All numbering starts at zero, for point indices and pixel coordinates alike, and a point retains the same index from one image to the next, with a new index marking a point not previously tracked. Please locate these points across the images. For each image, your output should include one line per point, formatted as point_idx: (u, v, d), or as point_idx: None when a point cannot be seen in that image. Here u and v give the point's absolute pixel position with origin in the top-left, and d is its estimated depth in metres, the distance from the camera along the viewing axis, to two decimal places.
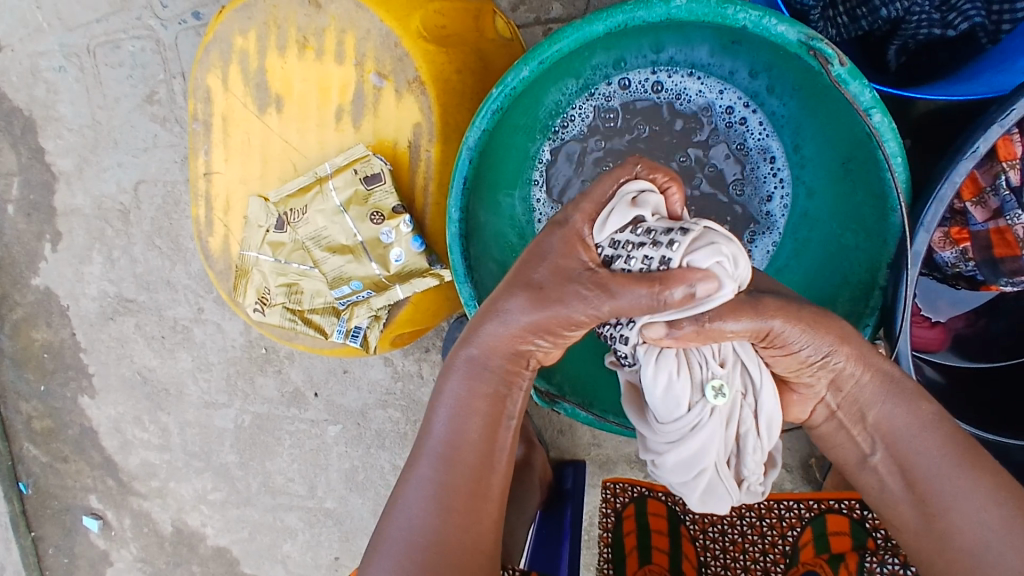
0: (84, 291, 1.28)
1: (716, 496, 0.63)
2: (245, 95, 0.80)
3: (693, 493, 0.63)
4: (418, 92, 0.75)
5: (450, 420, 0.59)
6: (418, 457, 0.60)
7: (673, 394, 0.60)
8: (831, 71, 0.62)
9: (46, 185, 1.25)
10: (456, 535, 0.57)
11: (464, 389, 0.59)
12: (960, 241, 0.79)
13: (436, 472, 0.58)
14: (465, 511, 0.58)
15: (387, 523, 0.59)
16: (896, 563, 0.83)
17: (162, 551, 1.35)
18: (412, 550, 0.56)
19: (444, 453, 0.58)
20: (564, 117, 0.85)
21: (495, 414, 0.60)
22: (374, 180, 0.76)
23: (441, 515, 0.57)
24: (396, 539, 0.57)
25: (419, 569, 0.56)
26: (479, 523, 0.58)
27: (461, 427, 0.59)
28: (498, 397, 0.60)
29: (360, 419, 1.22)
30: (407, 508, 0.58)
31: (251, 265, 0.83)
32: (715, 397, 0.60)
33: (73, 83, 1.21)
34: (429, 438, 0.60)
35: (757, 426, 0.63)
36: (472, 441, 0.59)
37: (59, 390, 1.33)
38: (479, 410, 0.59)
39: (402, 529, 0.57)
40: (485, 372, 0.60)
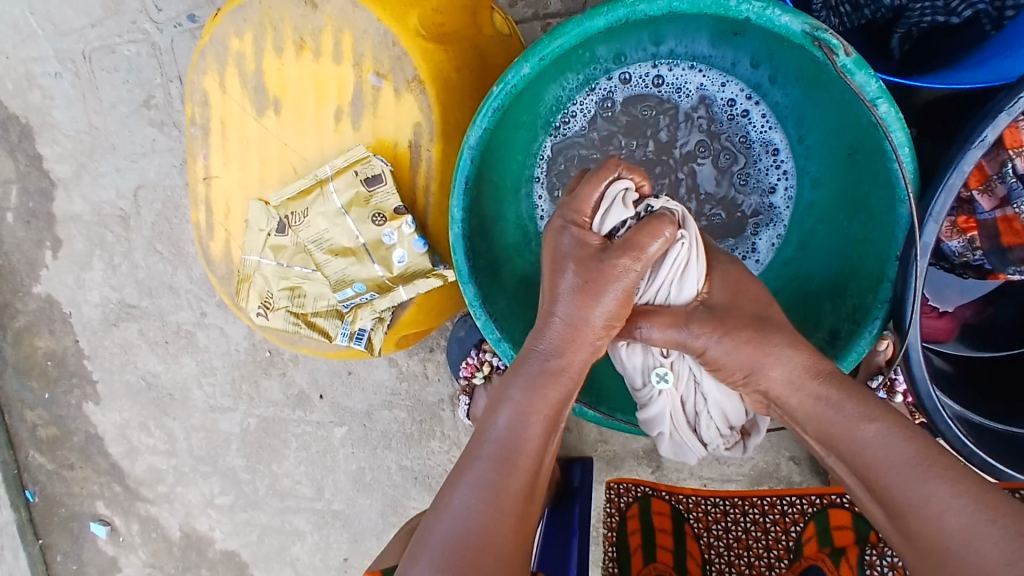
0: (86, 298, 1.27)
1: (685, 454, 0.72)
2: (243, 97, 0.79)
3: (663, 451, 0.73)
4: (417, 91, 0.74)
5: (511, 420, 0.58)
6: (473, 457, 0.57)
7: (627, 372, 0.70)
8: (836, 62, 0.61)
9: (44, 192, 1.25)
10: (508, 540, 0.55)
11: (529, 391, 0.59)
12: (968, 229, 0.79)
13: (493, 472, 0.56)
14: (518, 517, 0.56)
15: (435, 524, 0.55)
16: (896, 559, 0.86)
17: (171, 556, 1.35)
18: (461, 551, 0.53)
19: (503, 454, 0.57)
20: (566, 112, 0.85)
21: (552, 420, 0.60)
22: (374, 181, 0.75)
23: (496, 518, 0.55)
24: (446, 539, 0.54)
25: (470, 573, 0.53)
26: (526, 530, 0.57)
27: (521, 429, 0.58)
28: (559, 404, 0.60)
29: (366, 420, 1.22)
30: (458, 508, 0.55)
31: (252, 269, 0.82)
32: (659, 381, 0.68)
33: (70, 90, 1.20)
34: (488, 437, 0.58)
35: (713, 405, 0.69)
36: (531, 444, 0.58)
37: (64, 397, 1.33)
38: (539, 413, 0.59)
39: (452, 530, 0.54)
40: (550, 377, 0.60)
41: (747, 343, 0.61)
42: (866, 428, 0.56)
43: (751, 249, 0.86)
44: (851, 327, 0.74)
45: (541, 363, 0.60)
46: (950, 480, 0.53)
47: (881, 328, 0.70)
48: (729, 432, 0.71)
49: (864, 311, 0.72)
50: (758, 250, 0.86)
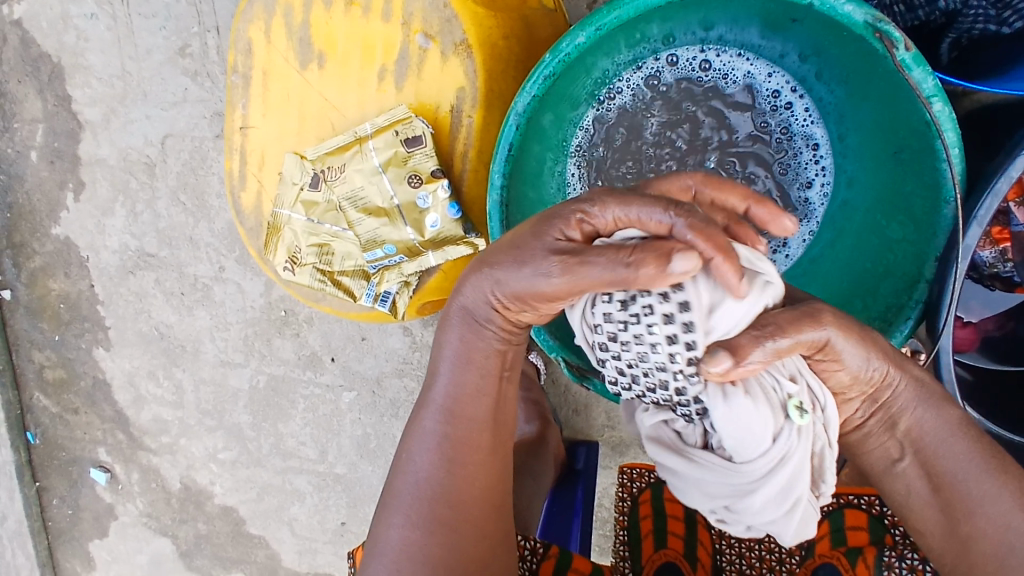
0: (106, 243, 1.27)
1: (800, 528, 0.54)
2: (288, 48, 0.79)
3: (787, 530, 0.53)
4: (464, 55, 0.74)
5: (451, 374, 0.63)
6: (424, 415, 0.64)
7: (753, 425, 0.49)
8: (895, 56, 0.61)
9: (71, 133, 1.24)
10: (462, 488, 0.62)
11: (463, 343, 0.62)
12: (1002, 241, 0.82)
13: (440, 426, 0.62)
14: (473, 464, 0.63)
15: (398, 476, 0.64)
16: (915, 558, 0.79)
17: (169, 507, 1.35)
18: (422, 504, 0.62)
19: (448, 408, 0.62)
20: (610, 88, 0.84)
21: (491, 366, 0.62)
22: (414, 143, 0.75)
23: (447, 469, 0.62)
24: (406, 491, 0.63)
25: (428, 519, 0.61)
26: (482, 476, 0.63)
27: (460, 380, 0.62)
28: (494, 352, 0.62)
29: (375, 387, 1.22)
30: (415, 461, 0.63)
31: (283, 223, 0.82)
32: (801, 417, 0.51)
33: (104, 32, 1.20)
34: (434, 394, 0.63)
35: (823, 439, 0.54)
36: (471, 394, 0.62)
37: (74, 340, 1.33)
38: (475, 363, 0.62)
39: (411, 481, 0.63)
40: (481, 327, 0.61)
41: None
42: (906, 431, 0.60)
43: (781, 244, 0.85)
44: (884, 325, 0.74)
45: (467, 320, 0.61)
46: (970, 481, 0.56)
47: (913, 329, 0.71)
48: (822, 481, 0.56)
49: (898, 311, 0.73)
50: (788, 245, 0.85)
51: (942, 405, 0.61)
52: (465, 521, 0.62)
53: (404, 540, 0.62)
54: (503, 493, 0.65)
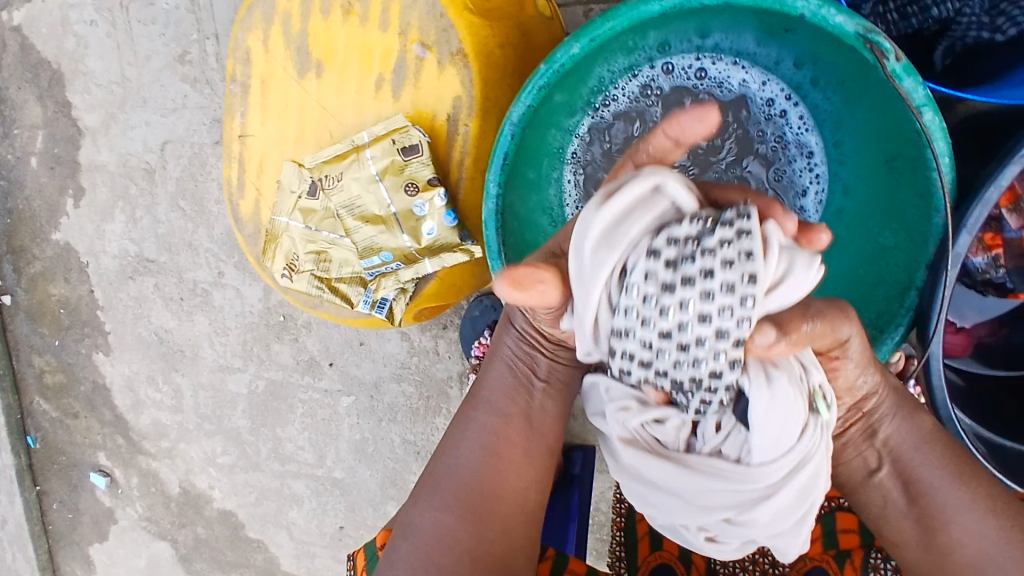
0: (105, 249, 1.28)
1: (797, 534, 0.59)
2: (286, 57, 0.80)
3: (794, 534, 0.57)
4: (460, 65, 0.74)
5: (499, 375, 0.69)
6: (470, 409, 0.69)
7: (790, 420, 0.52)
8: (887, 65, 0.61)
9: (71, 140, 1.25)
10: (494, 484, 0.65)
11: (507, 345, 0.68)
12: (993, 247, 0.80)
13: (485, 420, 0.67)
14: (508, 460, 0.66)
15: (436, 468, 0.67)
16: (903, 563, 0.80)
17: (168, 512, 1.36)
18: (457, 491, 0.64)
19: (491, 404, 0.67)
20: (606, 95, 0.84)
21: (530, 374, 0.68)
22: (411, 151, 0.76)
23: (485, 463, 0.65)
24: (442, 482, 0.65)
25: (461, 512, 0.63)
26: (515, 475, 0.66)
27: (501, 380, 0.69)
28: (528, 354, 0.68)
29: (373, 392, 1.23)
30: (454, 455, 0.66)
31: (281, 230, 0.83)
32: (825, 414, 0.55)
33: (104, 39, 1.20)
34: (482, 392, 0.69)
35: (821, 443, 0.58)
36: (514, 392, 0.68)
37: (74, 345, 1.34)
38: (517, 369, 0.68)
39: (449, 473, 0.66)
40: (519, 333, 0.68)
41: None
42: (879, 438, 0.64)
43: None
44: (874, 332, 0.75)
45: (510, 326, 0.69)
46: None
47: (903, 336, 0.71)
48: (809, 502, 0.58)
49: (889, 318, 0.73)
50: None
51: (916, 416, 0.64)
52: (494, 514, 0.64)
53: (436, 525, 0.63)
54: (534, 501, 0.68)
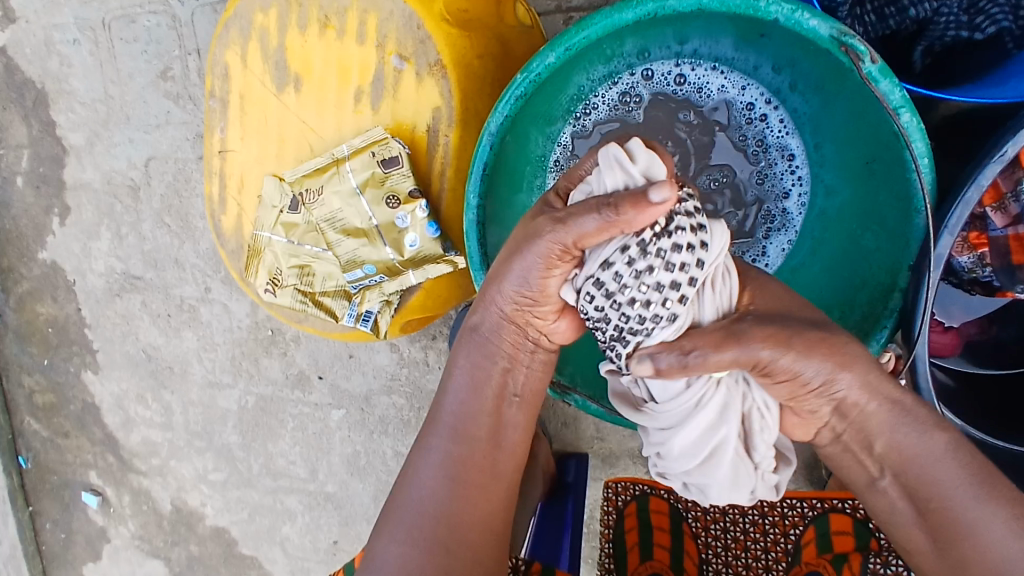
0: (92, 267, 1.27)
1: (738, 489, 0.61)
2: (264, 72, 0.79)
3: (717, 488, 0.61)
4: (439, 75, 0.74)
5: (460, 397, 0.67)
6: (431, 436, 0.67)
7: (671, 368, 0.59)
8: (862, 68, 0.62)
9: (56, 158, 1.25)
10: (464, 508, 0.64)
11: (470, 367, 0.67)
12: (978, 245, 0.79)
13: (446, 446, 0.66)
14: (475, 486, 0.65)
15: (402, 494, 0.66)
16: (900, 565, 0.80)
17: (161, 530, 1.35)
18: (422, 520, 0.64)
19: (455, 427, 0.66)
20: (587, 103, 0.85)
21: (497, 394, 0.67)
22: (391, 163, 0.75)
23: (451, 488, 0.64)
24: (409, 509, 0.64)
25: (430, 539, 0.63)
26: (486, 496, 0.66)
27: (468, 403, 0.67)
28: (497, 373, 0.67)
29: (364, 405, 1.22)
30: (419, 480, 0.66)
31: (263, 245, 0.82)
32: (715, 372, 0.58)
33: (87, 57, 1.20)
34: (442, 416, 0.67)
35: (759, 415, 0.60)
36: (478, 418, 0.66)
37: (63, 364, 1.33)
38: (485, 390, 0.67)
39: (415, 500, 0.65)
40: (488, 352, 0.67)
41: (820, 344, 0.57)
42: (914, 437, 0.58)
43: (760, 253, 0.86)
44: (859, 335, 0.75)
45: (477, 338, 0.67)
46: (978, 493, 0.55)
47: (889, 338, 0.71)
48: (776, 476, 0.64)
49: (875, 320, 0.73)
50: (767, 254, 0.86)
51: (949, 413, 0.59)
52: (460, 539, 0.63)
53: (404, 551, 0.62)
54: (502, 517, 0.67)
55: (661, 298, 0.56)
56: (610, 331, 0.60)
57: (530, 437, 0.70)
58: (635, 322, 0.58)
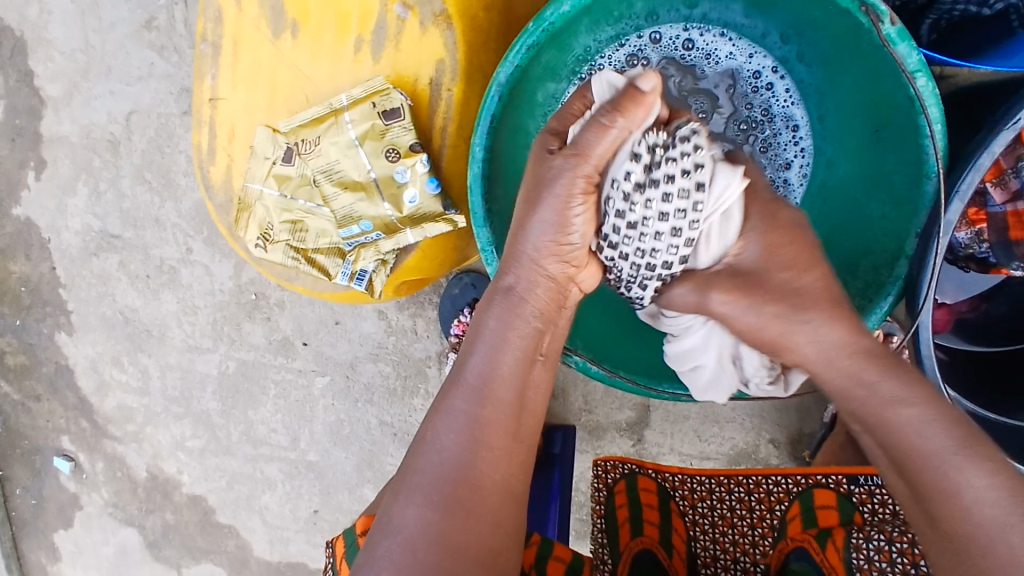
0: (67, 224, 1.22)
1: (720, 388, 0.71)
2: (259, 16, 0.76)
3: (700, 390, 0.72)
4: (443, 26, 0.73)
5: (488, 353, 0.60)
6: (452, 392, 0.59)
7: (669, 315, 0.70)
8: (881, 30, 0.61)
9: (32, 110, 1.19)
10: (487, 473, 0.57)
11: (501, 322, 0.61)
12: (977, 221, 0.78)
13: (471, 405, 0.58)
14: (499, 448, 0.58)
15: (417, 458, 0.58)
16: (881, 538, 0.76)
17: (135, 497, 1.32)
18: (440, 484, 0.56)
19: (478, 386, 0.59)
20: (593, 65, 0.81)
21: (530, 348, 0.61)
22: (392, 115, 0.73)
23: (473, 450, 0.57)
24: (426, 473, 0.57)
25: (449, 505, 0.55)
26: (510, 460, 0.58)
27: (496, 361, 0.60)
28: (532, 331, 0.62)
29: (349, 372, 1.20)
30: (437, 443, 0.57)
31: (254, 198, 0.79)
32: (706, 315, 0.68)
33: (68, 4, 1.15)
34: (465, 372, 0.60)
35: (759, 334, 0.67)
36: (505, 373, 0.60)
37: (36, 326, 1.28)
38: (519, 348, 0.61)
39: (432, 464, 0.57)
40: (521, 306, 0.62)
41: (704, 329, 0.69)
42: (903, 411, 0.53)
43: None
44: (862, 301, 0.74)
45: (509, 292, 0.62)
46: (965, 458, 0.51)
47: (892, 307, 0.70)
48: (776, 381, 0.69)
49: (878, 287, 0.72)
50: None
51: None
52: (484, 509, 0.56)
53: (420, 521, 0.55)
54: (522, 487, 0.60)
55: (672, 244, 0.63)
56: (622, 276, 0.67)
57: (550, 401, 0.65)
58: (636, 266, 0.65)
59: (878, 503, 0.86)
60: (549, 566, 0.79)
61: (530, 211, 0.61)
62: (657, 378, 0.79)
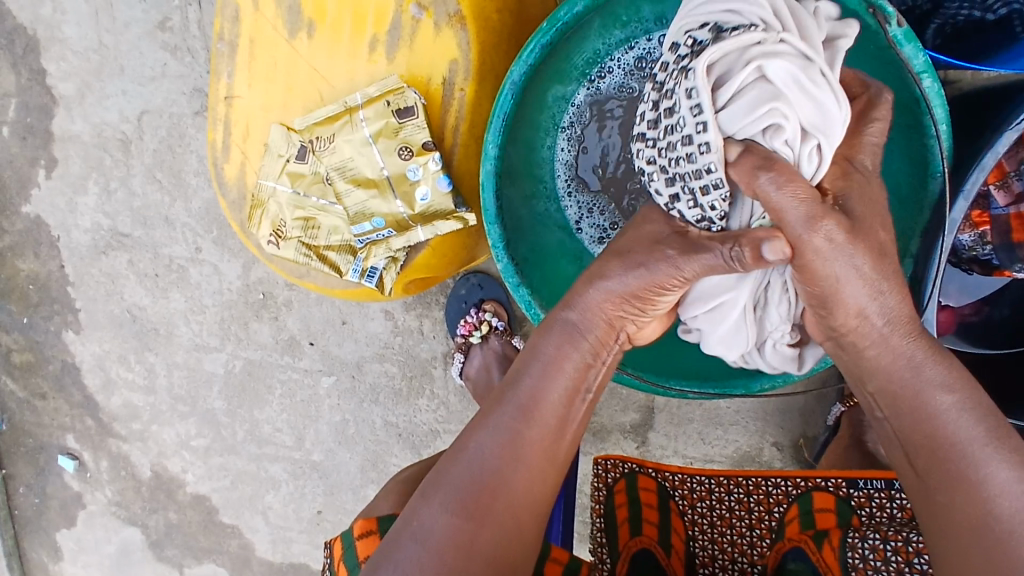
0: (77, 222, 1.23)
1: (734, 348, 0.66)
2: (275, 16, 0.78)
3: (716, 336, 0.65)
4: (457, 27, 0.74)
5: (536, 376, 0.63)
6: (497, 406, 0.62)
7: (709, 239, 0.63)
8: (888, 31, 0.62)
9: (44, 108, 1.20)
10: (519, 489, 0.58)
11: (557, 348, 0.64)
12: (980, 224, 0.79)
13: (513, 419, 0.60)
14: (532, 467, 0.60)
15: (453, 462, 0.59)
16: (876, 538, 0.79)
17: (139, 496, 1.32)
18: (474, 490, 0.57)
19: (525, 405, 0.61)
20: (602, 67, 0.79)
21: (576, 384, 0.64)
22: (406, 113, 0.75)
23: (511, 464, 0.59)
24: (461, 477, 0.58)
25: (481, 513, 0.56)
26: (541, 482, 0.60)
27: (544, 386, 0.63)
28: (581, 364, 0.64)
29: (355, 372, 1.21)
30: (476, 451, 0.59)
31: (267, 195, 0.81)
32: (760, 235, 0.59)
33: (82, 5, 1.16)
34: (512, 389, 0.63)
35: (789, 294, 0.62)
36: (550, 399, 0.62)
37: (43, 323, 1.28)
38: (568, 378, 0.64)
39: (469, 469, 0.58)
40: (578, 337, 0.65)
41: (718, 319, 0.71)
42: (943, 397, 0.55)
43: None
44: None
45: (567, 326, 0.65)
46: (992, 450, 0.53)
47: None
48: (794, 350, 0.67)
49: None
50: None
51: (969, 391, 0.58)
52: (509, 522, 0.57)
53: (449, 526, 0.56)
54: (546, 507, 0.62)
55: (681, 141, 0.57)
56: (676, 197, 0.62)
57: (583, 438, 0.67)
58: (660, 178, 0.62)
59: (875, 507, 0.86)
60: (548, 568, 0.78)
61: (646, 288, 0.63)
62: (664, 375, 0.82)
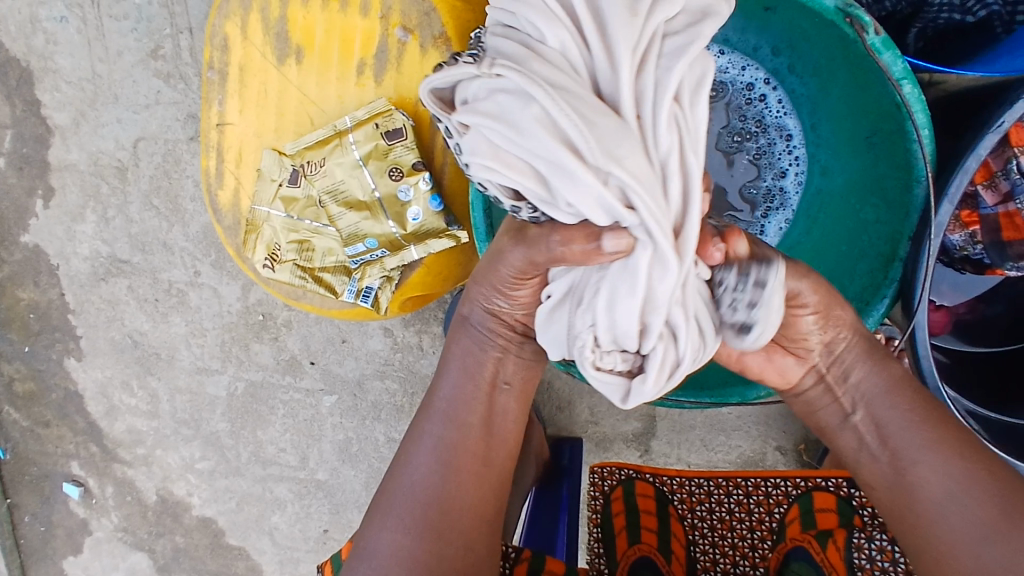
0: (76, 250, 1.24)
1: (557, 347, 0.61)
2: (265, 43, 0.80)
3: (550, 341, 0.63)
4: (443, 48, 0.76)
5: (455, 383, 0.69)
6: (427, 418, 0.69)
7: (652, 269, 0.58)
8: (865, 39, 0.63)
9: (40, 139, 1.21)
10: (455, 498, 0.66)
11: (465, 352, 0.69)
12: (970, 223, 0.79)
13: (440, 432, 0.68)
14: (466, 474, 0.67)
15: (396, 478, 0.68)
16: (884, 538, 0.81)
17: (145, 521, 1.32)
18: (413, 506, 0.66)
19: (447, 413, 0.68)
20: None
21: (493, 380, 0.69)
22: (394, 135, 0.77)
23: (442, 476, 0.66)
24: (402, 491, 0.67)
25: (424, 525, 0.65)
26: (478, 483, 0.67)
27: (461, 391, 0.69)
28: (489, 358, 0.68)
29: (356, 390, 1.21)
30: (412, 466, 0.67)
31: (262, 220, 0.82)
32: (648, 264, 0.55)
33: (74, 35, 1.18)
34: (437, 400, 0.69)
35: (605, 292, 0.53)
36: (470, 403, 0.68)
37: (44, 352, 1.29)
38: (475, 376, 0.69)
39: (408, 485, 0.67)
40: (479, 338, 0.68)
41: None
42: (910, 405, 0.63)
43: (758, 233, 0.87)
44: (861, 305, 0.77)
45: (468, 326, 0.69)
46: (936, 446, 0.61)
47: (888, 309, 0.73)
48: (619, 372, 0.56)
49: (874, 290, 0.75)
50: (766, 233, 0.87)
51: None
52: (455, 528, 0.65)
53: (395, 543, 0.64)
54: (495, 503, 0.69)
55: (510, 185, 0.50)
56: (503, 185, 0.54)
57: (523, 423, 0.72)
58: None
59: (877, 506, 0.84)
60: None
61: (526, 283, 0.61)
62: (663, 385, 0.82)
